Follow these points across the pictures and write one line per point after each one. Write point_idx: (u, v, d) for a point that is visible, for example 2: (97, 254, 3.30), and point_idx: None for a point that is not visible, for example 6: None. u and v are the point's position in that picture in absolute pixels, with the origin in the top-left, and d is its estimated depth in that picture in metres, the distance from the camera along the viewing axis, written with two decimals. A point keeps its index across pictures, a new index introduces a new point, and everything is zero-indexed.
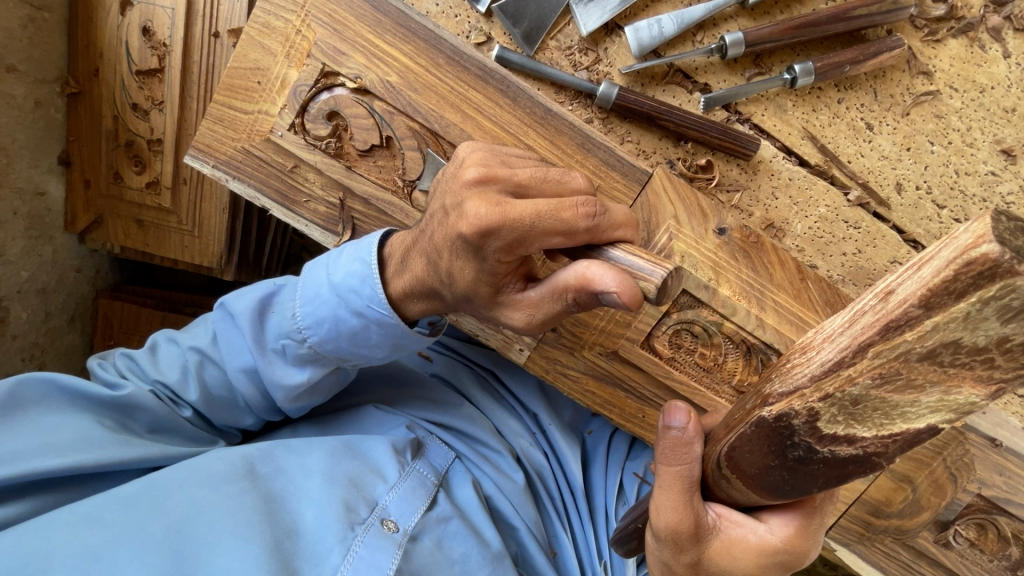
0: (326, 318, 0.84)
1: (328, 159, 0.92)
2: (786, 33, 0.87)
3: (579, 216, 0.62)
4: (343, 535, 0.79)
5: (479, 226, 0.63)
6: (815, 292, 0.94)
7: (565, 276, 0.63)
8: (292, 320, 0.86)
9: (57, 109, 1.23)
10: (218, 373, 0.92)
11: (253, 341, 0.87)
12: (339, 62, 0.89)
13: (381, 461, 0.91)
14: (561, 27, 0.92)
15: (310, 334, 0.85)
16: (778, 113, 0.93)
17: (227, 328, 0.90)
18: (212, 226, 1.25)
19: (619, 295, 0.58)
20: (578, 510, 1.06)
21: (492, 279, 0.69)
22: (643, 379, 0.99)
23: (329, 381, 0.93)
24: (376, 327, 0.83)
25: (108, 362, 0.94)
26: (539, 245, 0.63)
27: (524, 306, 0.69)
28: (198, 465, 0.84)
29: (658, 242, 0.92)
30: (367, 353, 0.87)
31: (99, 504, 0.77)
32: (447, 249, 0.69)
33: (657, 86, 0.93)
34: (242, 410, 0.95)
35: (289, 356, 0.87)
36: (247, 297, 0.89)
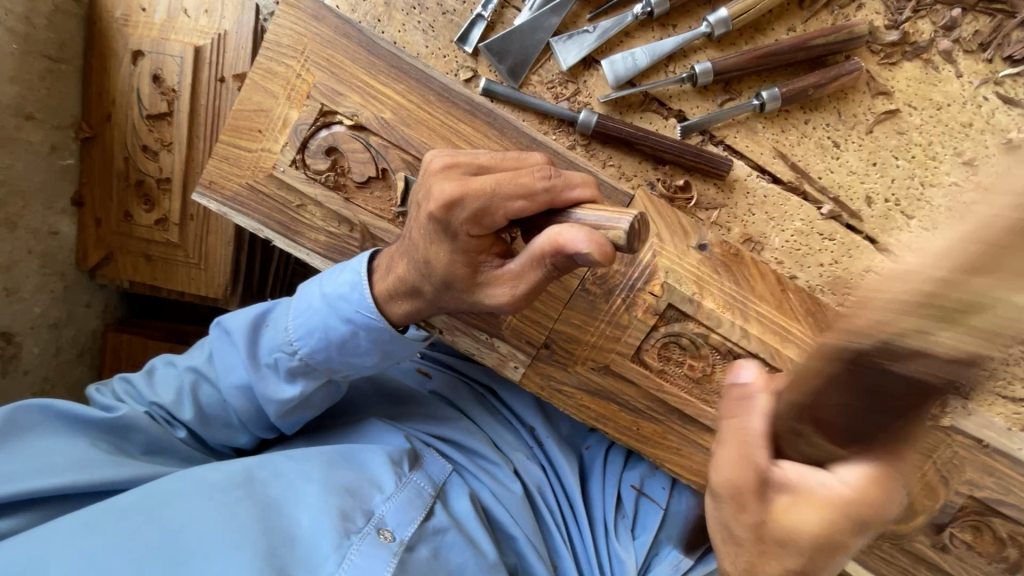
0: (316, 327, 0.88)
1: (327, 192, 0.97)
2: (750, 62, 0.93)
3: (536, 178, 0.71)
4: (339, 543, 0.83)
5: (444, 201, 0.73)
6: (795, 301, 0.98)
7: (540, 242, 0.67)
8: (284, 333, 0.91)
9: (71, 152, 1.30)
10: (212, 391, 0.97)
11: (247, 357, 0.92)
12: (336, 101, 0.95)
13: (378, 472, 0.95)
14: (542, 63, 0.98)
15: (301, 345, 0.89)
16: (749, 135, 0.99)
17: (223, 346, 0.95)
18: (217, 258, 1.30)
19: (590, 252, 0.62)
20: (577, 522, 1.07)
21: (468, 256, 0.76)
22: (635, 392, 1.02)
23: (320, 395, 0.96)
24: (365, 333, 0.87)
25: (104, 387, 1.00)
26: (503, 210, 0.71)
27: (505, 278, 0.75)
28: (195, 476, 0.88)
29: (641, 258, 0.99)
30: (358, 362, 0.91)
31: (102, 512, 0.83)
32: (423, 238, 0.77)
33: (634, 113, 0.99)
34: (236, 429, 0.99)
35: (281, 369, 0.91)
36: (242, 316, 0.95)
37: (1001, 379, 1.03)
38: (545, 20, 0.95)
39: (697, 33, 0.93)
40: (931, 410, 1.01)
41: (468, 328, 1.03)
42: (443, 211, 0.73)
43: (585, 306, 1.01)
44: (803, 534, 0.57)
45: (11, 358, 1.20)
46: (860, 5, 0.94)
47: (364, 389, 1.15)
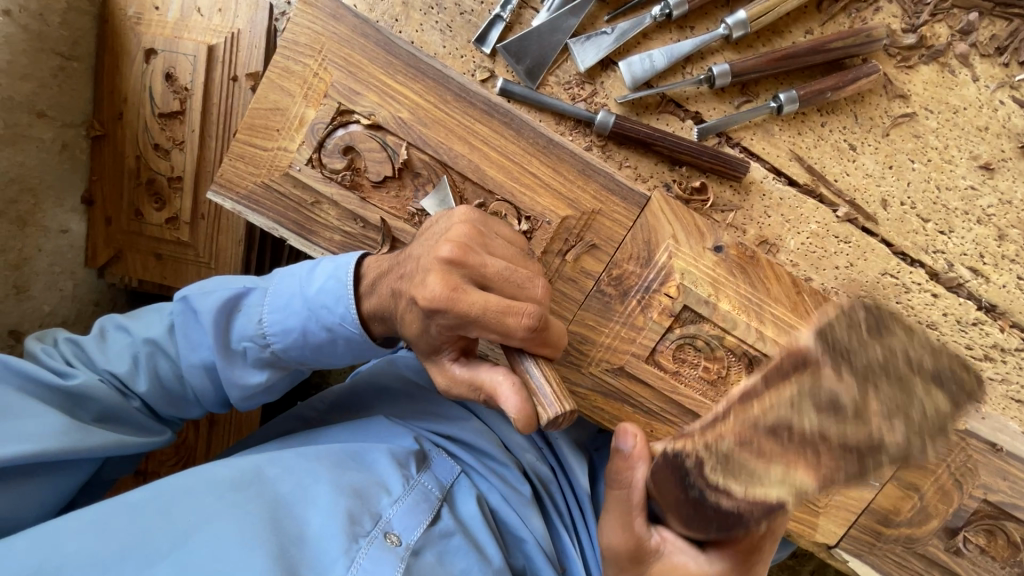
0: (293, 327, 0.89)
1: (343, 191, 0.97)
2: (768, 65, 0.93)
3: (519, 325, 0.72)
4: (347, 546, 0.83)
5: (430, 302, 0.74)
6: (810, 303, 0.98)
7: (487, 377, 0.74)
8: (257, 326, 0.91)
9: (82, 150, 1.30)
10: (170, 366, 0.95)
11: (215, 342, 0.91)
12: (354, 101, 0.95)
13: (386, 473, 0.95)
14: (560, 64, 0.98)
15: (274, 340, 0.91)
16: (766, 137, 0.99)
17: (188, 324, 0.93)
18: (227, 257, 1.30)
19: (515, 421, 0.71)
20: (584, 520, 1.09)
21: (429, 343, 0.79)
22: (650, 394, 1.02)
23: (284, 383, 0.98)
24: (342, 342, 0.89)
25: (50, 346, 0.95)
26: (477, 330, 0.73)
27: (445, 377, 0.79)
28: (208, 474, 0.88)
29: (658, 260, 0.99)
30: (329, 362, 0.93)
31: (113, 510, 0.82)
32: (405, 299, 0.79)
33: (651, 114, 0.99)
34: (191, 403, 0.99)
35: (250, 358, 0.93)
36: (211, 297, 0.91)
37: (1016, 384, 1.03)
38: (563, 21, 0.95)
39: (715, 35, 0.94)
40: (945, 414, 1.00)
41: None
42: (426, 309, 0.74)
43: (600, 308, 1.01)
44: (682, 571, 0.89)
45: None
46: (878, 8, 0.95)
47: (368, 383, 1.15)
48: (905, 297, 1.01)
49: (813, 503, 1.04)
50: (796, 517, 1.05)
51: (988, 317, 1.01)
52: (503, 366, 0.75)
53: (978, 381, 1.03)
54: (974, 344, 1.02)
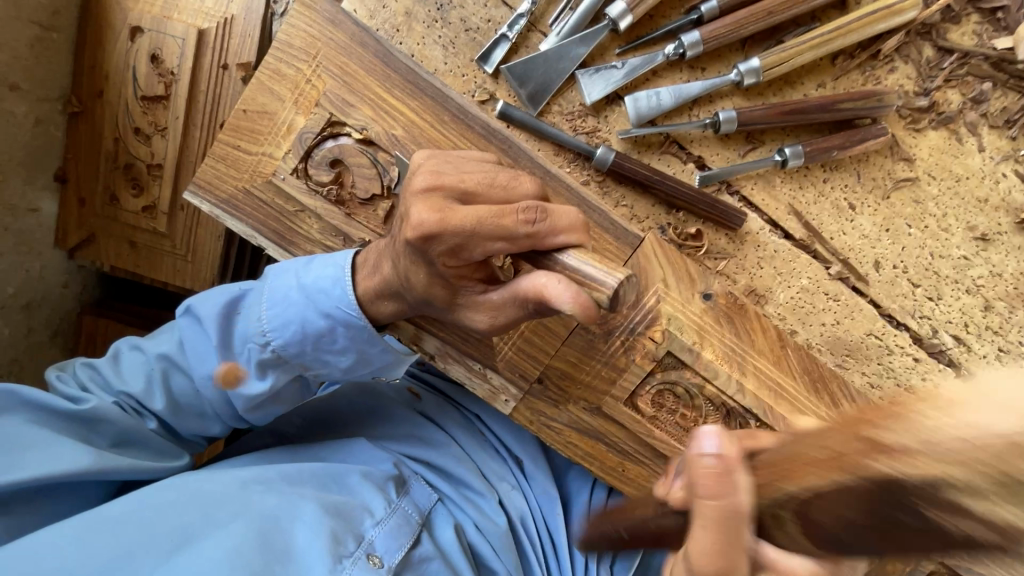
0: (292, 320, 0.85)
1: (328, 205, 0.93)
2: (776, 117, 0.91)
3: (518, 222, 0.67)
4: (332, 566, 0.84)
5: (420, 231, 0.70)
6: (793, 358, 0.98)
7: (525, 286, 0.68)
8: (256, 324, 0.87)
9: (57, 126, 1.23)
10: (184, 381, 0.91)
11: (219, 346, 0.87)
12: (346, 112, 0.91)
13: (367, 496, 0.95)
14: (564, 93, 0.95)
15: (274, 337, 0.86)
16: (767, 188, 0.97)
17: (196, 335, 0.89)
18: (205, 252, 1.25)
19: (572, 311, 0.62)
20: (556, 557, 1.09)
21: (446, 281, 0.76)
22: (625, 435, 1.01)
23: (291, 390, 0.93)
24: (342, 329, 0.85)
25: (66, 373, 0.93)
26: (481, 248, 0.70)
27: (487, 307, 0.75)
28: (189, 486, 0.87)
29: (645, 303, 0.97)
30: (333, 360, 0.88)
31: (90, 525, 0.80)
32: (403, 257, 0.76)
33: (652, 154, 0.96)
34: (210, 419, 0.94)
35: (252, 362, 0.88)
36: (213, 301, 0.89)
37: None
38: (572, 49, 0.91)
39: (726, 79, 0.91)
40: None
41: (462, 356, 1.00)
42: (420, 252, 0.73)
43: (584, 345, 1.00)
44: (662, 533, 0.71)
45: None
46: (892, 68, 0.92)
47: (348, 400, 1.14)
48: (887, 359, 1.00)
49: None
50: None
51: None
52: (542, 271, 0.68)
53: None
54: None
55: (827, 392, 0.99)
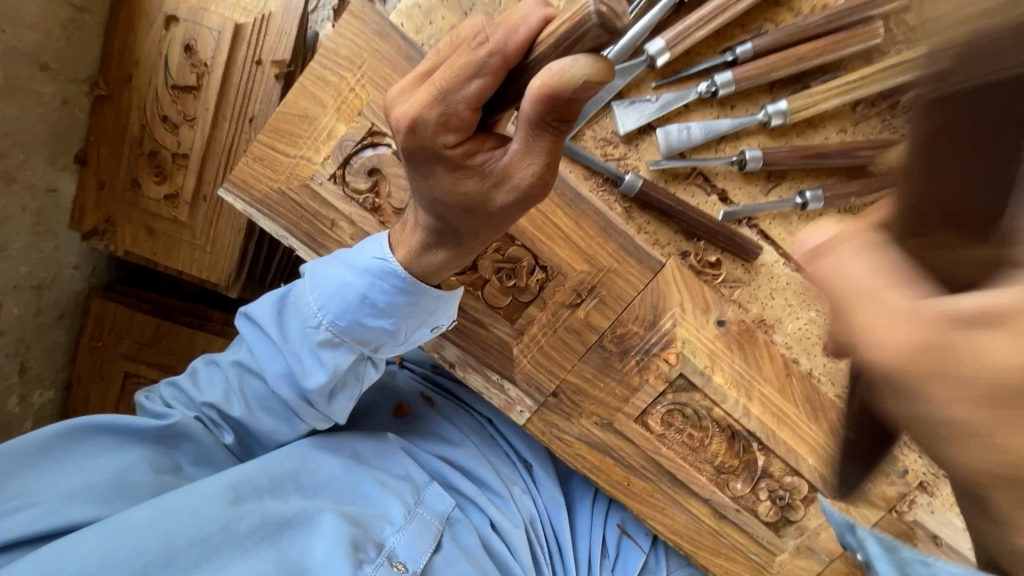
0: (334, 291, 0.87)
1: (363, 212, 0.95)
2: (799, 159, 0.95)
3: (475, 51, 0.61)
4: (353, 570, 0.86)
5: (409, 130, 0.68)
6: (796, 386, 1.05)
7: (530, 104, 0.58)
8: (308, 310, 0.89)
9: (82, 108, 1.23)
10: (258, 383, 0.95)
11: (277, 336, 0.91)
12: (387, 123, 0.93)
13: (386, 506, 0.98)
14: (598, 119, 0.98)
15: (324, 314, 0.88)
16: (782, 224, 1.02)
17: (259, 339, 0.93)
18: (225, 245, 1.26)
19: (589, 77, 0.53)
20: (562, 562, 1.14)
21: (461, 165, 0.70)
22: (633, 451, 1.06)
23: (354, 373, 0.94)
24: (380, 284, 0.85)
25: (153, 394, 1.00)
26: (461, 98, 0.64)
27: (517, 162, 0.67)
28: (210, 486, 0.86)
29: (661, 326, 1.01)
30: (386, 327, 0.89)
31: (118, 530, 0.79)
32: (418, 175, 0.73)
33: (678, 183, 1.00)
34: (287, 421, 0.98)
35: (311, 346, 0.90)
36: (265, 302, 0.93)
37: None
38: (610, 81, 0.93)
39: (754, 119, 0.95)
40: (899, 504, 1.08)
41: (480, 366, 1.02)
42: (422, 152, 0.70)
43: (600, 361, 1.03)
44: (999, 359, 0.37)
45: None
46: None
47: (371, 400, 1.18)
48: None
49: (765, 568, 1.11)
50: None
51: None
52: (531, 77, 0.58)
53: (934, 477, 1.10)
54: None
55: (825, 419, 1.06)
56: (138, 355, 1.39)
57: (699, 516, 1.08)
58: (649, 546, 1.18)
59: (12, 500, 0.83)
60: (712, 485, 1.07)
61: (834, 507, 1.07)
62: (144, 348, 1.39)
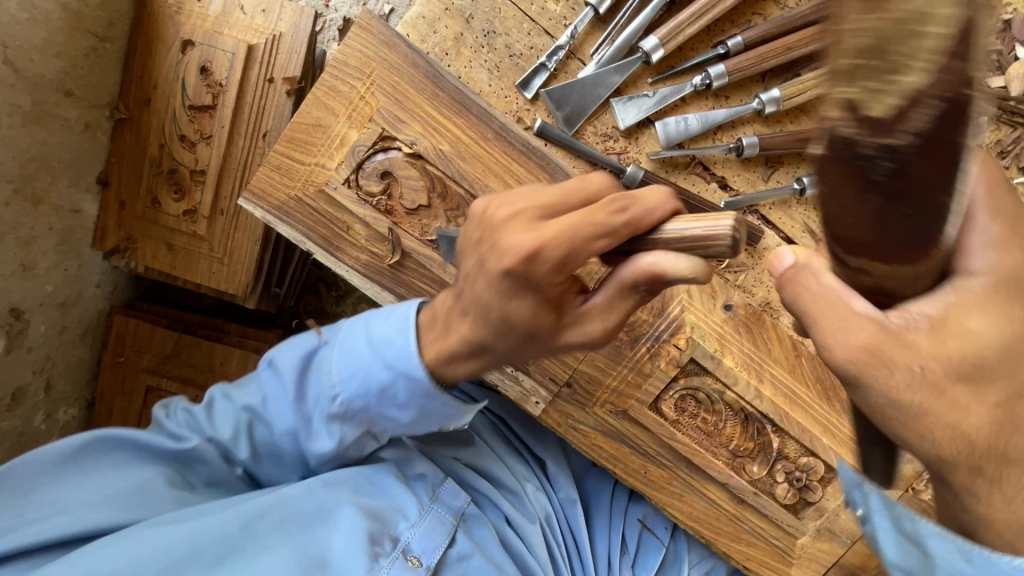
0: (358, 372, 0.86)
1: (377, 214, 0.98)
2: (795, 143, 0.98)
3: (608, 213, 0.64)
4: (370, 565, 0.88)
5: (522, 255, 0.65)
6: (806, 367, 1.07)
7: (627, 273, 0.65)
8: (326, 382, 0.89)
9: (104, 132, 1.28)
10: (266, 432, 0.95)
11: (295, 399, 0.90)
12: (397, 128, 0.97)
13: (402, 500, 0.97)
14: (598, 115, 1.02)
15: (341, 391, 0.88)
16: (783, 209, 1.04)
17: (276, 388, 0.92)
18: (242, 256, 1.30)
19: (693, 274, 0.60)
20: (580, 558, 1.15)
21: (549, 302, 0.70)
22: (648, 438, 1.07)
23: (357, 446, 0.95)
24: (404, 383, 0.85)
25: (171, 408, 0.98)
26: (586, 253, 0.65)
27: (591, 314, 0.71)
28: (231, 513, 0.86)
29: (670, 312, 1.04)
30: (401, 423, 0.91)
31: (138, 550, 0.81)
32: (491, 296, 0.70)
33: (679, 173, 1.03)
34: (286, 469, 0.99)
35: (320, 414, 0.90)
36: (291, 354, 0.92)
37: None
38: (608, 78, 0.98)
39: (748, 108, 0.99)
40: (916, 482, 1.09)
41: None
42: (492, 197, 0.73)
43: (611, 350, 1.05)
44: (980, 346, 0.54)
45: (18, 333, 1.18)
46: None
47: None
48: None
49: (787, 553, 1.11)
50: (770, 564, 1.12)
51: None
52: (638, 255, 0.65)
53: None
54: None
55: (837, 399, 1.08)
56: (160, 368, 1.42)
57: (717, 502, 1.09)
58: (668, 537, 1.19)
59: (38, 509, 0.86)
60: (729, 470, 1.08)
61: None
62: (165, 362, 1.43)
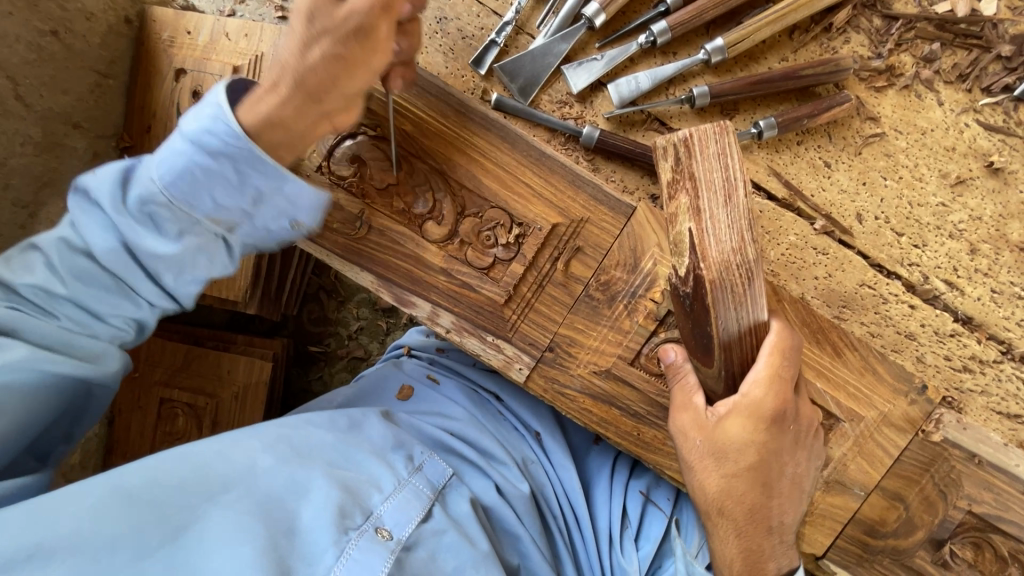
0: (183, 164, 0.77)
1: (350, 197, 1.03)
2: (746, 88, 1.00)
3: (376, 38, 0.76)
4: (337, 538, 0.89)
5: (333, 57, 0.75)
6: (791, 311, 1.03)
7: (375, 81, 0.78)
8: (150, 182, 0.78)
9: (111, 160, 1.40)
10: (89, 260, 0.84)
11: (115, 208, 0.80)
12: (361, 114, 1.02)
13: (377, 474, 1.00)
14: (551, 84, 1.06)
15: (170, 187, 0.78)
16: (745, 155, 1.05)
17: (90, 212, 0.82)
18: (240, 262, 1.37)
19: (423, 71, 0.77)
20: (579, 529, 1.16)
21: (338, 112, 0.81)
22: (636, 397, 1.06)
23: (206, 257, 0.85)
24: (223, 153, 0.77)
25: None
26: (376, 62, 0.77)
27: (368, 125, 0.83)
28: (197, 458, 0.92)
29: (643, 267, 1.05)
30: (244, 203, 0.81)
31: (104, 493, 0.84)
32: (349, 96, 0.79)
33: (637, 131, 1.07)
34: (122, 305, 0.87)
35: (158, 220, 0.80)
36: (106, 171, 0.81)
37: (996, 396, 1.08)
38: (556, 46, 1.02)
39: (695, 60, 1.01)
40: (926, 425, 1.05)
41: (476, 330, 1.07)
42: (304, 70, 0.75)
43: (589, 311, 1.06)
44: (763, 487, 0.93)
45: None
46: (846, 39, 1.02)
47: (378, 383, 1.26)
48: (883, 308, 1.06)
49: None
50: None
51: (965, 329, 1.06)
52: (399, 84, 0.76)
53: (958, 392, 1.08)
54: (952, 355, 1.07)
55: (829, 343, 1.03)
56: (171, 380, 1.50)
57: None
58: (671, 507, 1.18)
59: None
60: None
61: (856, 433, 1.04)
62: (176, 374, 1.50)
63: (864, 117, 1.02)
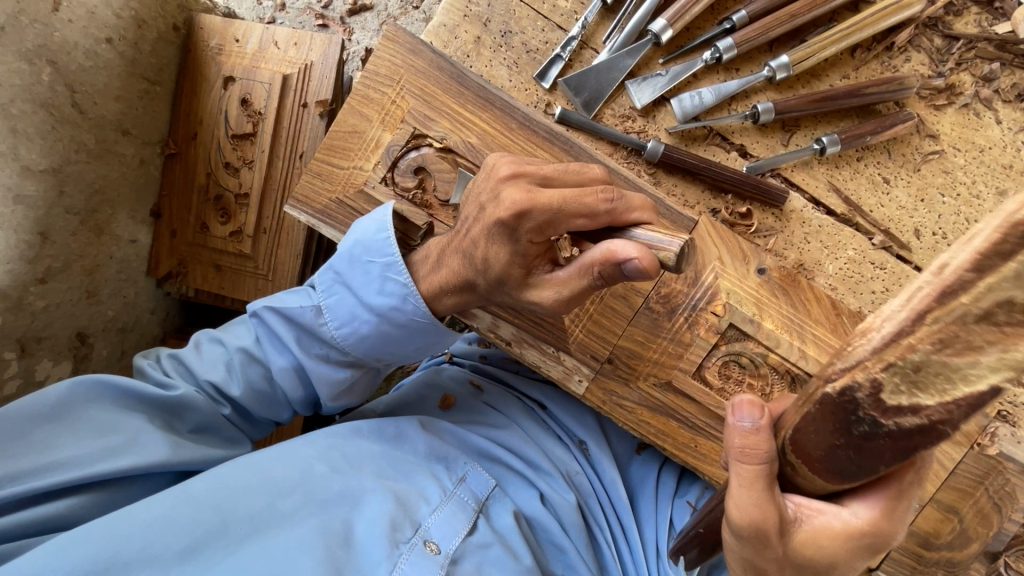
0: (357, 315, 0.95)
1: (413, 207, 1.04)
2: (809, 105, 1.02)
3: (598, 200, 0.77)
4: (390, 551, 0.88)
5: (513, 209, 0.79)
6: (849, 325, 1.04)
7: (593, 253, 0.76)
8: (328, 326, 0.97)
9: (156, 167, 1.40)
10: (260, 372, 1.00)
11: (294, 343, 0.97)
12: (427, 126, 1.04)
13: (425, 486, 1.00)
14: (615, 98, 1.07)
15: (340, 327, 0.96)
16: (804, 170, 1.07)
17: (267, 335, 0.99)
18: (285, 270, 1.36)
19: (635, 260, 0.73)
20: (627, 540, 1.15)
21: (524, 261, 0.83)
22: (695, 409, 1.07)
23: (363, 381, 1.05)
24: (384, 326, 0.95)
25: (153, 361, 1.02)
26: (565, 224, 0.78)
27: (553, 283, 0.82)
28: (255, 468, 0.92)
29: (704, 280, 1.05)
30: (394, 350, 0.99)
31: (176, 503, 0.84)
32: (484, 239, 0.83)
33: (699, 145, 1.08)
34: (280, 406, 1.05)
35: (329, 358, 0.99)
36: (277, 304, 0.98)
37: None
38: (621, 61, 1.04)
39: (760, 76, 1.03)
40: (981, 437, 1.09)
41: (535, 341, 1.07)
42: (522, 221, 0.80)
43: (649, 324, 1.07)
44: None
45: (83, 357, 1.22)
46: (907, 58, 1.04)
47: (419, 393, 1.24)
48: None
49: None
50: None
51: None
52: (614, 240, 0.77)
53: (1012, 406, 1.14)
54: None
55: None
56: None
57: None
58: None
59: (35, 458, 0.86)
60: None
61: None
62: None
63: (923, 134, 1.04)
